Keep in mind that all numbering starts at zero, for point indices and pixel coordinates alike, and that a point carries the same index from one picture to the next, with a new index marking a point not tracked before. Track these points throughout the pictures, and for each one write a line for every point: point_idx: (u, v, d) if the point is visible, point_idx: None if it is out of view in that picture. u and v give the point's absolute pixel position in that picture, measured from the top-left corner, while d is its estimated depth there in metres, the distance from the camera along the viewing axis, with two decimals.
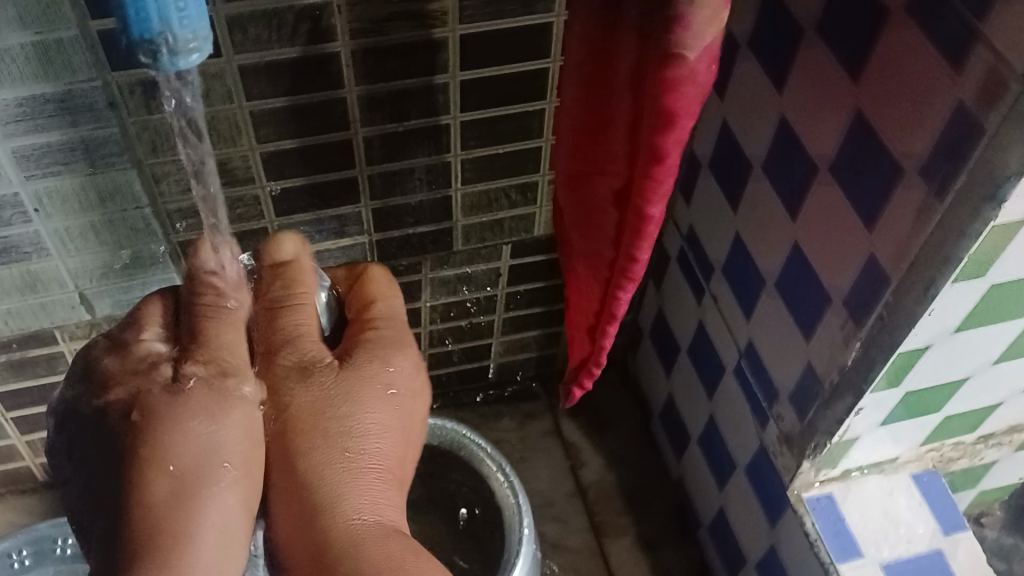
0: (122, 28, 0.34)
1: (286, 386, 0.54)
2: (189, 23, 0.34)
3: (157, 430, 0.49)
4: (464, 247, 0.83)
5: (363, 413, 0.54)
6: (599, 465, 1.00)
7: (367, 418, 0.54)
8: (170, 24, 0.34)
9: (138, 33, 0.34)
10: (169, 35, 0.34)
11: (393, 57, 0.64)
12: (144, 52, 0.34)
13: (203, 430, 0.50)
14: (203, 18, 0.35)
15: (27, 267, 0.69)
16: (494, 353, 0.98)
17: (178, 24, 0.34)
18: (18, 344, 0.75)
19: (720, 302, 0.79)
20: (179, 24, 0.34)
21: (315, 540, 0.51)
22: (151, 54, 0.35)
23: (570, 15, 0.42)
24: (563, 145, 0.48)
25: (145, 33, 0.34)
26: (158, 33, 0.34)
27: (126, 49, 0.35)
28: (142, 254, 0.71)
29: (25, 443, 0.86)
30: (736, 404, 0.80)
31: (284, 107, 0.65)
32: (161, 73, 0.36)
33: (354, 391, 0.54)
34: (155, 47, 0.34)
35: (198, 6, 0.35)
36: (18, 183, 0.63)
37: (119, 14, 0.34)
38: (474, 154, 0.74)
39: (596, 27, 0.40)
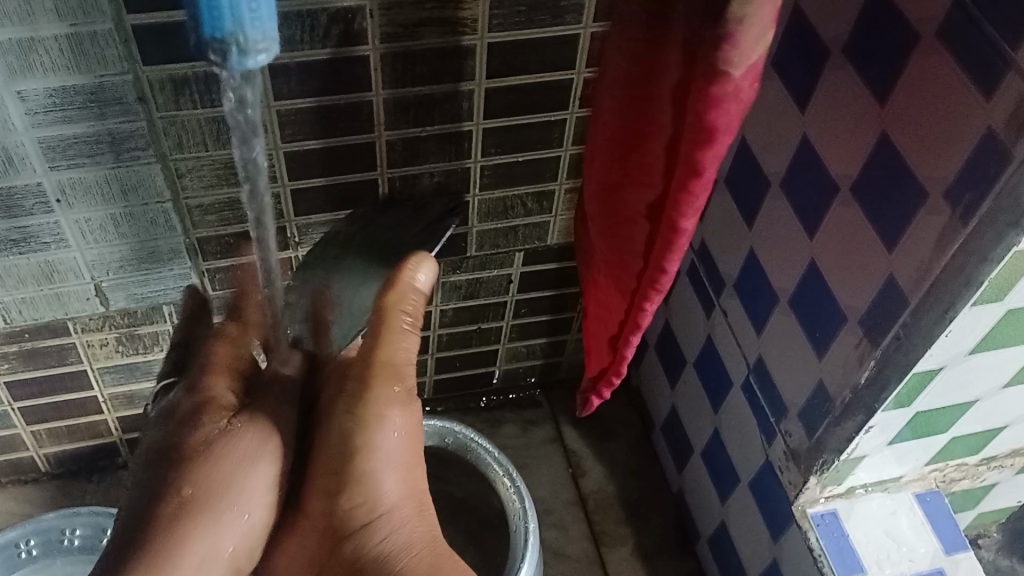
0: (193, 24, 0.34)
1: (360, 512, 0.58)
2: (259, 23, 0.35)
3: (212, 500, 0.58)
4: (478, 253, 0.83)
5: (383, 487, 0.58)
6: (600, 474, 1.01)
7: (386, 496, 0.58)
8: (242, 23, 0.34)
9: (209, 31, 0.34)
10: (240, 35, 0.34)
11: (422, 63, 0.64)
12: (215, 51, 0.34)
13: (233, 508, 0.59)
14: (273, 19, 0.35)
15: (45, 257, 0.69)
16: (500, 359, 0.99)
17: (250, 23, 0.34)
18: (29, 334, 0.75)
19: (730, 316, 0.80)
20: (250, 24, 0.34)
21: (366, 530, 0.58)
22: (220, 53, 0.35)
23: (618, 26, 0.44)
24: (601, 155, 0.49)
25: (217, 31, 0.34)
26: (229, 33, 0.34)
27: (196, 48, 0.35)
28: (161, 249, 0.71)
29: (30, 433, 0.85)
30: (743, 419, 0.80)
31: (312, 107, 0.65)
32: (226, 72, 0.36)
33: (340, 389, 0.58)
34: (226, 46, 0.34)
35: (269, 7, 0.35)
36: (43, 174, 0.63)
37: (192, 11, 0.34)
38: (494, 161, 0.74)
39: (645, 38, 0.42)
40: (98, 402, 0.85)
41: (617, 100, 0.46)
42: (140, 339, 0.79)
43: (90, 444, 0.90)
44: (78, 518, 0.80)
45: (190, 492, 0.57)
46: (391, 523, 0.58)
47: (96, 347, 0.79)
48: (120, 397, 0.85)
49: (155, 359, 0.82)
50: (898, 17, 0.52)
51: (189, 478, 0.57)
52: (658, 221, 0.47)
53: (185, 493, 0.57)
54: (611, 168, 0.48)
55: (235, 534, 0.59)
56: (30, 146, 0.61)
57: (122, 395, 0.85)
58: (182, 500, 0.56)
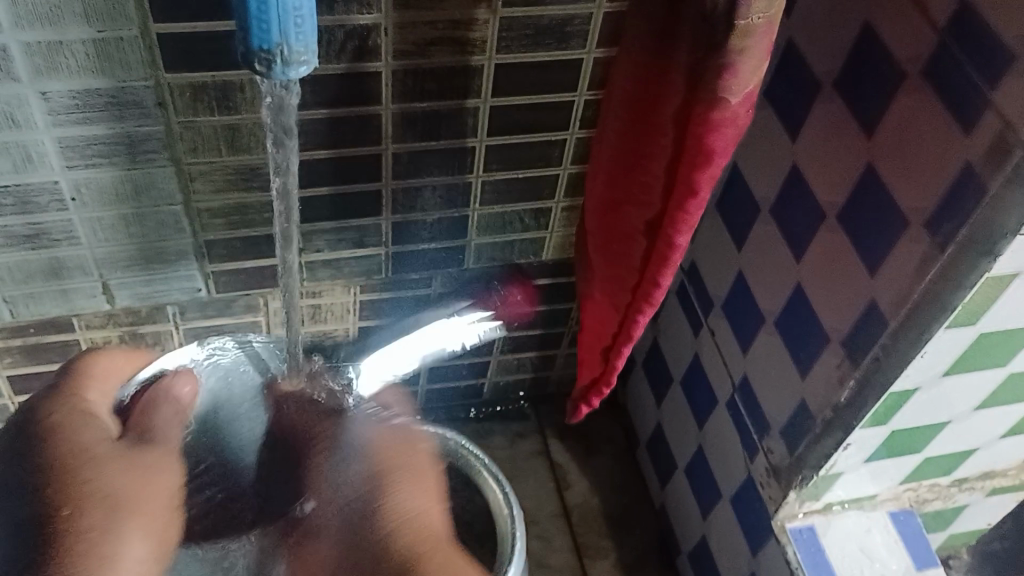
0: (242, 37, 0.37)
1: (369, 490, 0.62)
2: (303, 38, 0.37)
3: (76, 470, 0.55)
4: (474, 266, 0.86)
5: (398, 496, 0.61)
6: (585, 487, 1.03)
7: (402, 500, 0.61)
8: (287, 38, 0.37)
9: (257, 42, 0.37)
10: (285, 48, 0.37)
11: (431, 81, 0.67)
12: (261, 61, 0.37)
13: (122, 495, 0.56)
14: (316, 34, 0.37)
15: (55, 254, 0.71)
16: (490, 372, 1.01)
17: (294, 38, 0.37)
18: (34, 328, 0.76)
19: (717, 336, 0.82)
20: (295, 38, 0.37)
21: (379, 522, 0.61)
22: (266, 64, 0.37)
23: (623, 51, 0.47)
24: (603, 172, 0.52)
25: (264, 43, 0.37)
26: (275, 44, 0.37)
27: (242, 59, 0.38)
28: (169, 250, 0.73)
29: None
30: (726, 436, 0.83)
31: (323, 118, 0.68)
32: (267, 82, 0.39)
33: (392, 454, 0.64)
34: (271, 57, 0.37)
35: (312, 23, 0.38)
36: (61, 172, 0.65)
37: (242, 24, 0.36)
38: (495, 176, 0.77)
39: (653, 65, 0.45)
40: None
41: (621, 122, 0.49)
42: (143, 338, 0.81)
43: None
44: None
45: (91, 484, 0.55)
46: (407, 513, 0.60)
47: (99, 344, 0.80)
48: None
49: None
50: (886, 55, 0.56)
51: (70, 496, 0.54)
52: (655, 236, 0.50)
53: (69, 510, 0.53)
54: (614, 186, 0.51)
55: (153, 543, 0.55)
56: (50, 145, 0.63)
57: None
58: (64, 515, 0.53)
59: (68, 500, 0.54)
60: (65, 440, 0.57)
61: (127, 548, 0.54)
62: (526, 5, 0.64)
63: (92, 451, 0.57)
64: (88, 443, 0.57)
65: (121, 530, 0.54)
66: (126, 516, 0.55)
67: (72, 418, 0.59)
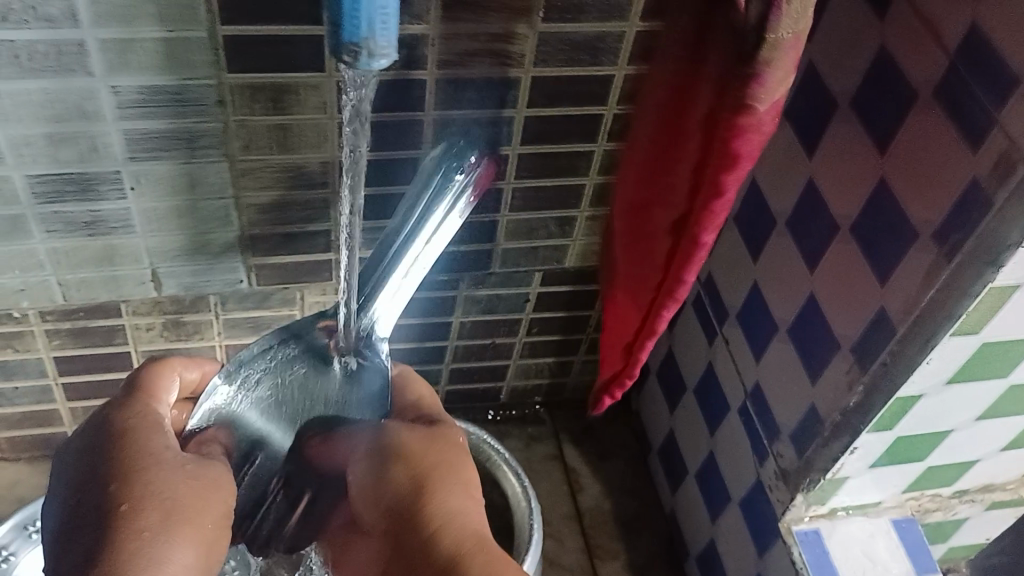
0: (334, 31, 0.41)
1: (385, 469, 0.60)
2: (387, 33, 0.41)
3: (140, 452, 0.55)
4: (501, 269, 0.89)
5: (444, 504, 0.56)
6: (597, 491, 1.06)
7: (449, 507, 0.56)
8: (374, 32, 0.41)
9: (347, 36, 0.41)
10: (372, 41, 0.41)
11: (471, 90, 0.71)
12: (349, 53, 0.41)
13: (187, 469, 0.55)
14: (398, 30, 0.41)
15: (110, 241, 0.75)
16: (509, 376, 1.04)
17: (380, 33, 0.41)
18: (83, 312, 0.81)
19: (732, 344, 0.86)
20: (380, 34, 0.41)
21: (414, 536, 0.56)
22: (352, 55, 0.42)
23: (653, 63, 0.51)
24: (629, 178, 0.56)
25: (354, 37, 0.41)
26: (363, 38, 0.41)
27: (335, 49, 0.42)
28: (217, 242, 0.78)
29: (67, 408, 0.91)
30: (737, 442, 0.86)
31: (368, 122, 0.72)
32: (352, 72, 0.43)
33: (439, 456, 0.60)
34: (358, 49, 0.41)
35: (395, 20, 0.42)
36: (123, 163, 0.69)
37: (336, 19, 0.41)
38: (524, 184, 0.81)
39: (684, 76, 0.49)
40: None
41: (648, 130, 0.53)
42: (184, 325, 0.86)
43: None
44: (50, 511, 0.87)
45: (157, 486, 0.53)
46: (446, 520, 0.56)
47: (142, 329, 0.85)
48: None
49: (194, 346, 0.88)
50: (899, 78, 0.60)
51: (129, 490, 0.52)
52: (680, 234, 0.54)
53: (123, 505, 0.51)
54: (640, 189, 0.55)
55: (205, 542, 0.53)
56: (115, 137, 0.67)
57: None
58: (124, 508, 0.51)
59: (121, 476, 0.53)
60: (136, 437, 0.56)
61: (173, 557, 0.51)
62: (564, 21, 0.68)
63: (159, 459, 0.55)
64: (136, 433, 0.56)
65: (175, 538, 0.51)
66: (190, 528, 0.52)
67: (143, 425, 0.57)
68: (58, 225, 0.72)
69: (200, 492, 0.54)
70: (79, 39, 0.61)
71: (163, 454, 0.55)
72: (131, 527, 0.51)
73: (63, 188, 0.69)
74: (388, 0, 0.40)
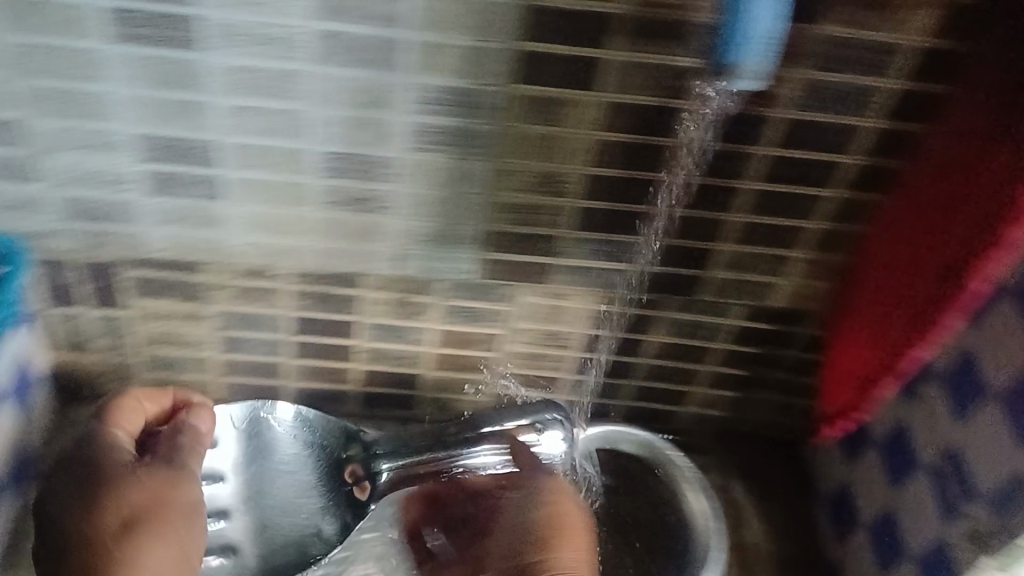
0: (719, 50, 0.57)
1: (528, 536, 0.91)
2: (759, 59, 0.56)
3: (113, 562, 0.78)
4: (707, 297, 0.94)
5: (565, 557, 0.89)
6: (760, 529, 1.08)
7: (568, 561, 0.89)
8: (749, 56, 0.55)
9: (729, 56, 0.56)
10: (746, 62, 0.56)
11: (723, 123, 0.76)
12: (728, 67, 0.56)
13: (133, 486, 0.85)
14: (769, 59, 0.56)
15: (372, 219, 0.84)
16: (688, 403, 1.08)
17: (752, 58, 0.56)
18: (332, 280, 0.91)
19: (929, 402, 0.87)
20: (753, 59, 0.56)
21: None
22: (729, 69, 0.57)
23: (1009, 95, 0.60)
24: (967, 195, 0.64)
25: (733, 58, 0.56)
26: (739, 60, 0.56)
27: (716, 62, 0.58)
28: (457, 233, 0.86)
29: (293, 364, 1.02)
30: (923, 499, 0.87)
31: (620, 141, 0.77)
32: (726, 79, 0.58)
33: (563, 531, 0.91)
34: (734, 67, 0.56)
35: (769, 51, 0.56)
36: (402, 150, 0.78)
37: (724, 42, 0.56)
38: (751, 219, 0.85)
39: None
40: (356, 350, 1.00)
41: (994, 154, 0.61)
42: (410, 305, 0.94)
43: (330, 386, 1.05)
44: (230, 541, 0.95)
45: (126, 507, 0.83)
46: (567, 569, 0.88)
47: (375, 303, 0.94)
48: (372, 351, 1.00)
49: (414, 325, 0.97)
50: None
51: (111, 515, 0.82)
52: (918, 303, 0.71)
53: (110, 551, 0.78)
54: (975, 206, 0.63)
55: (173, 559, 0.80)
56: (403, 126, 0.76)
57: (374, 350, 1.00)
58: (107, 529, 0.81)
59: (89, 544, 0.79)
60: (104, 497, 0.83)
61: (146, 560, 0.78)
62: (824, 70, 0.73)
63: (118, 488, 0.84)
64: (106, 484, 0.85)
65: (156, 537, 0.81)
66: (164, 532, 0.81)
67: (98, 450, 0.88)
68: (334, 200, 0.82)
69: (157, 495, 0.84)
70: (397, 38, 0.69)
71: (126, 492, 0.84)
72: (114, 529, 0.80)
73: (349, 166, 0.79)
74: (769, 36, 0.55)
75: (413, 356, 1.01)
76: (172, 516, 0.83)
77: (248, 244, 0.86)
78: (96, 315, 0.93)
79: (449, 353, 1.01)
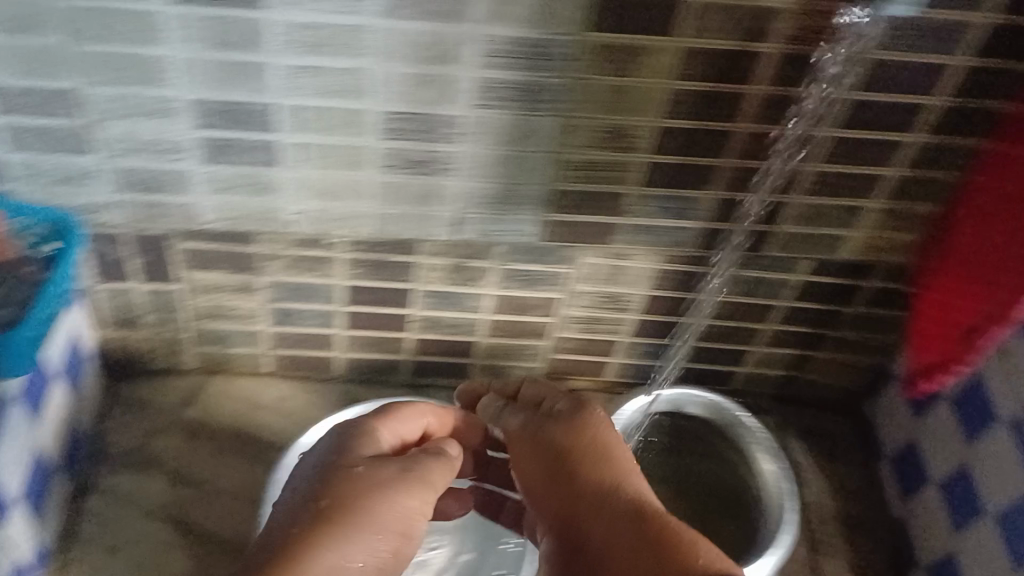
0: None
1: (546, 423, 0.74)
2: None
3: (352, 502, 0.62)
4: (773, 254, 0.91)
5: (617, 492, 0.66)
6: (820, 488, 1.06)
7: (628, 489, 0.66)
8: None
9: None
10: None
11: (804, 69, 0.72)
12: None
13: (406, 505, 0.65)
14: None
15: (433, 181, 0.81)
16: (746, 362, 1.06)
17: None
18: (387, 246, 0.87)
19: (1010, 354, 0.84)
20: None
21: (578, 442, 0.71)
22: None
23: None
24: None
25: None
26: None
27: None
28: (522, 192, 0.83)
29: (342, 335, 0.98)
30: (1004, 457, 0.85)
31: (698, 91, 0.74)
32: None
33: (571, 411, 0.74)
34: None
35: None
36: (466, 108, 0.74)
37: None
38: (827, 169, 0.81)
39: None
40: (409, 318, 0.97)
41: None
42: (468, 269, 0.91)
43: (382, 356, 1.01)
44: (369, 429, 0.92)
45: (331, 505, 0.62)
46: (625, 492, 0.66)
47: (431, 269, 0.90)
48: (427, 318, 0.96)
49: (472, 289, 0.94)
50: None
51: (333, 493, 0.63)
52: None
53: (322, 506, 0.62)
54: None
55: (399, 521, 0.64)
56: (470, 82, 0.72)
57: (429, 317, 0.96)
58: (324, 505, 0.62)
59: (346, 497, 0.62)
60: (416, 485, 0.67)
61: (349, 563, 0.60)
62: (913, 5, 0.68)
63: (354, 476, 0.64)
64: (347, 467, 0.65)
65: (355, 536, 0.61)
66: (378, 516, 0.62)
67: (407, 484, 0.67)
68: (396, 162, 0.79)
69: (362, 502, 0.62)
70: None
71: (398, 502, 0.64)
72: (316, 515, 0.61)
73: (409, 126, 0.76)
74: None
75: (467, 324, 0.98)
76: (347, 517, 0.61)
77: (302, 211, 0.83)
78: (145, 290, 0.90)
79: (503, 319, 0.98)
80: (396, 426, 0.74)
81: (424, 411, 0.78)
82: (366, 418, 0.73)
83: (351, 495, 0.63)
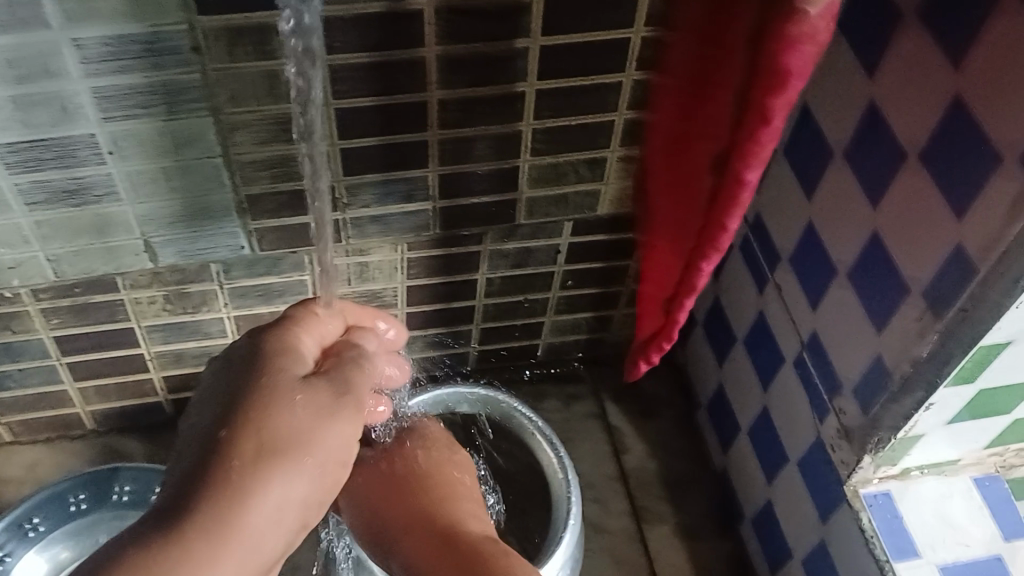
0: None
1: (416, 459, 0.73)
2: None
3: (268, 401, 0.48)
4: (527, 222, 0.82)
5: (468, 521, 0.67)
6: (642, 452, 0.99)
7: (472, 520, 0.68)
8: None
9: None
10: None
11: (477, 21, 0.63)
12: None
13: (297, 405, 0.49)
14: None
15: (97, 210, 0.69)
16: (543, 332, 0.98)
17: None
18: (80, 288, 0.76)
19: (784, 289, 0.77)
20: None
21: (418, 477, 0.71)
22: None
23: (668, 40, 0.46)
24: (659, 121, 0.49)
25: None
26: None
27: None
28: (210, 206, 0.72)
29: (77, 389, 0.87)
30: (793, 397, 0.79)
31: (365, 63, 0.64)
32: None
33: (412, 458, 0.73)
34: None
35: None
36: (97, 124, 0.63)
37: None
38: (548, 124, 0.73)
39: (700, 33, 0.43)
40: (146, 359, 0.86)
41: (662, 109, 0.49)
42: (188, 297, 0.80)
43: (134, 403, 0.91)
44: (123, 470, 0.82)
45: (271, 430, 0.47)
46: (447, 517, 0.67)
47: (144, 304, 0.79)
48: (167, 355, 0.86)
49: (203, 319, 0.82)
50: None
51: (250, 412, 0.48)
52: (701, 242, 0.49)
53: (264, 434, 0.46)
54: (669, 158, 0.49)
55: (343, 437, 0.50)
56: (88, 94, 0.61)
57: (169, 354, 0.86)
58: (224, 435, 0.46)
59: (257, 401, 0.48)
60: (274, 392, 0.49)
61: (267, 493, 0.45)
62: None
63: (283, 416, 0.48)
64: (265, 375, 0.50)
65: (294, 470, 0.47)
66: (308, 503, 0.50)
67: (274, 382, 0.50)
68: (40, 196, 0.67)
69: (301, 428, 0.48)
70: None
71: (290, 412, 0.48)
72: (250, 450, 0.46)
73: (38, 155, 0.64)
74: None
75: (216, 352, 0.87)
76: (296, 451, 0.47)
77: None
78: None
79: None
80: (316, 328, 0.58)
81: (339, 311, 0.61)
82: (272, 328, 0.55)
83: (290, 430, 0.47)
